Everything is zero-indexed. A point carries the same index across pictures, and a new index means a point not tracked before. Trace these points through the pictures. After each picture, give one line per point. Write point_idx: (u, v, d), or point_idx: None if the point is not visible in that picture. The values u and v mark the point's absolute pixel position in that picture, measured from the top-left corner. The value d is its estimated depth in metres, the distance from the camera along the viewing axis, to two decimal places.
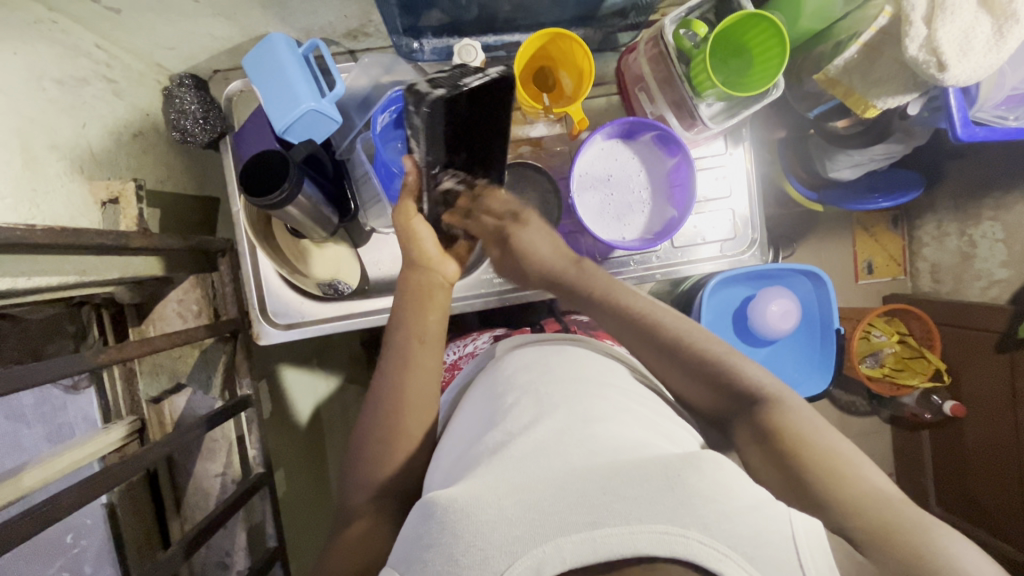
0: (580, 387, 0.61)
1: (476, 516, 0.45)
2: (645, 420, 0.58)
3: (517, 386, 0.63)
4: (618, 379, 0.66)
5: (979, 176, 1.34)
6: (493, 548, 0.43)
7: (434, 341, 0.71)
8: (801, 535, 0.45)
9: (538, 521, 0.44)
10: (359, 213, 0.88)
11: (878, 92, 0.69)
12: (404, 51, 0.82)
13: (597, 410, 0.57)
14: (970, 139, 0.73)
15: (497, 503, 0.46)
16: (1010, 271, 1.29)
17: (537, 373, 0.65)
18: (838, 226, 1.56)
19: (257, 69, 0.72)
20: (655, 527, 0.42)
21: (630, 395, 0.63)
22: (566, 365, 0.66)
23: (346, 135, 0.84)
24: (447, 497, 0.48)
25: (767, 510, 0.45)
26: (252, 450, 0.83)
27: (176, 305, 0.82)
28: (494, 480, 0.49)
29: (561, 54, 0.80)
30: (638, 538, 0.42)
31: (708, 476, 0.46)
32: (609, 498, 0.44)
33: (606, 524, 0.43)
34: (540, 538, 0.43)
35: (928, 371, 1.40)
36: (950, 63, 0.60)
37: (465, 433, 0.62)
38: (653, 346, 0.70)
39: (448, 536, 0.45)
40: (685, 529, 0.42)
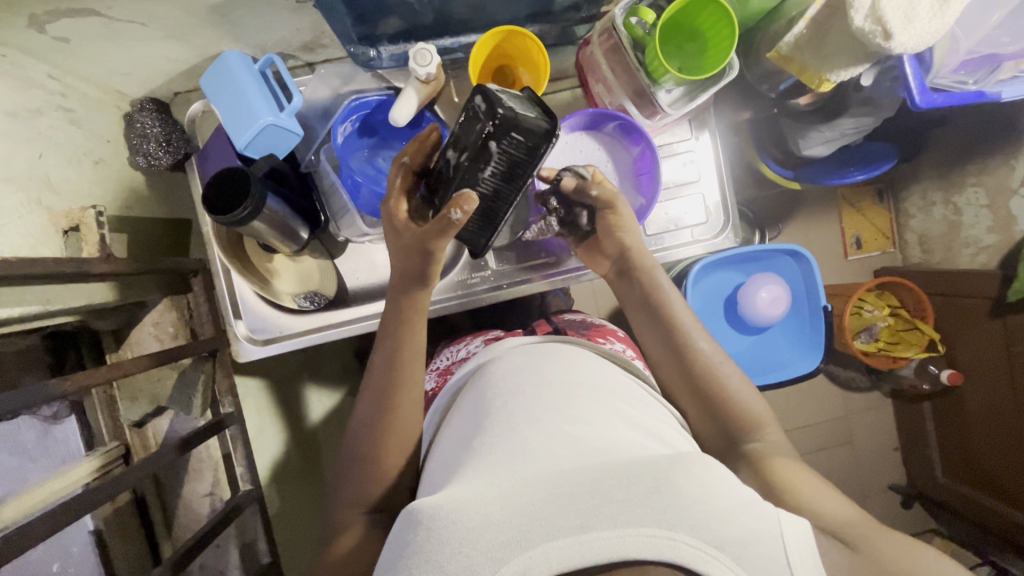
0: (571, 388, 0.61)
1: (462, 523, 0.45)
2: (629, 420, 0.59)
3: (504, 389, 0.62)
4: (608, 379, 0.66)
5: (961, 144, 1.50)
6: (480, 554, 0.43)
7: (416, 355, 0.72)
8: (788, 534, 0.47)
9: (525, 526, 0.44)
10: (330, 224, 0.89)
11: (831, 66, 0.67)
12: (362, 60, 0.82)
13: (584, 412, 0.57)
14: (929, 107, 0.73)
15: (483, 508, 0.46)
16: (997, 236, 1.45)
17: (522, 374, 0.64)
18: (826, 205, 1.69)
19: (215, 87, 0.74)
20: (642, 530, 0.43)
21: (616, 395, 0.63)
22: (555, 364, 0.66)
23: (310, 148, 0.84)
24: (433, 504, 0.48)
25: (756, 509, 0.47)
26: (238, 468, 0.83)
27: (152, 329, 0.82)
28: (480, 484, 0.49)
29: (517, 51, 0.80)
30: (625, 542, 0.42)
31: (693, 477, 0.47)
32: (597, 501, 0.45)
33: (594, 528, 0.43)
34: (526, 543, 0.43)
35: (921, 342, 1.54)
36: (895, 31, 0.59)
37: (457, 437, 0.61)
38: (686, 377, 0.74)
39: (435, 543, 0.45)
40: (673, 531, 0.43)
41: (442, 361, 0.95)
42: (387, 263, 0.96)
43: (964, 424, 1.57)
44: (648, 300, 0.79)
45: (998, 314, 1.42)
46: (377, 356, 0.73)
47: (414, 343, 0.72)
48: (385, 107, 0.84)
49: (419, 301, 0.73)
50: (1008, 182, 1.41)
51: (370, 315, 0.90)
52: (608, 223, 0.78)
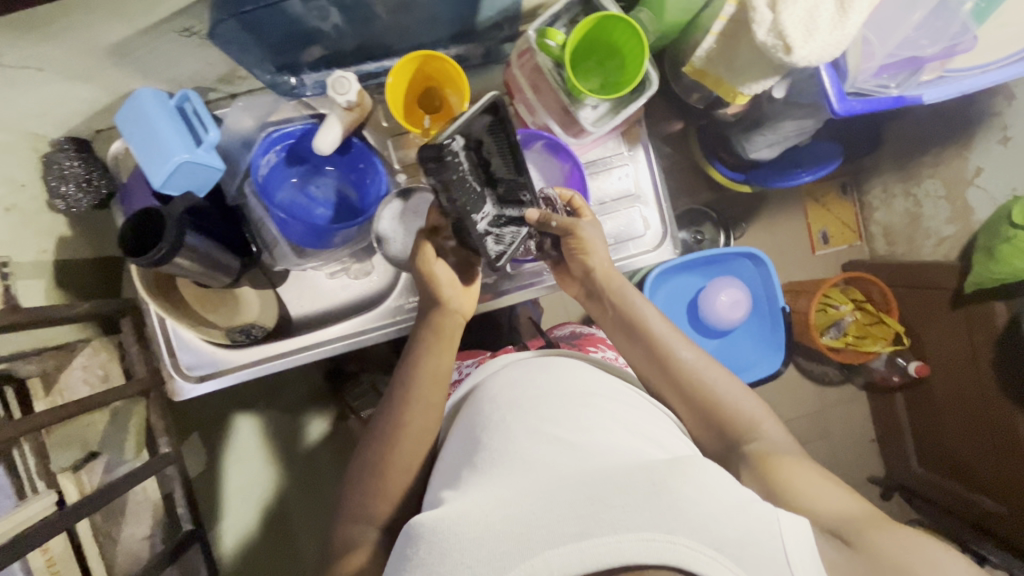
0: (568, 400, 0.65)
1: (466, 535, 0.49)
2: (631, 428, 0.63)
3: (502, 404, 0.65)
4: (606, 390, 0.69)
5: (918, 136, 1.52)
6: (483, 563, 0.47)
7: (437, 377, 0.72)
8: (787, 533, 0.51)
9: (526, 535, 0.48)
10: (265, 256, 0.87)
11: (743, 78, 0.67)
12: (286, 88, 0.83)
13: (584, 423, 0.61)
14: (848, 114, 0.73)
15: (486, 521, 0.50)
16: (956, 227, 1.46)
17: (519, 388, 0.67)
18: (790, 202, 1.69)
19: (127, 126, 0.72)
20: (642, 534, 0.46)
21: (616, 402, 0.67)
22: (551, 376, 0.69)
23: (235, 180, 0.82)
24: (436, 518, 0.52)
25: (753, 510, 0.51)
26: (180, 507, 0.82)
27: (81, 372, 0.80)
28: (481, 500, 0.53)
29: (438, 74, 0.80)
30: (624, 545, 0.45)
31: (689, 483, 0.52)
32: (596, 508, 0.49)
33: (595, 534, 0.46)
34: (529, 551, 0.46)
35: (887, 336, 1.54)
36: (794, 45, 0.59)
37: (459, 448, 0.65)
38: (680, 390, 0.74)
39: (442, 555, 0.49)
40: (673, 535, 0.46)
41: None
42: (328, 290, 0.95)
43: (935, 415, 1.57)
44: (623, 317, 0.79)
45: (959, 305, 1.42)
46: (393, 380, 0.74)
47: (433, 366, 0.72)
48: (309, 135, 0.83)
49: (436, 320, 0.76)
50: (963, 172, 1.42)
51: (309, 344, 0.89)
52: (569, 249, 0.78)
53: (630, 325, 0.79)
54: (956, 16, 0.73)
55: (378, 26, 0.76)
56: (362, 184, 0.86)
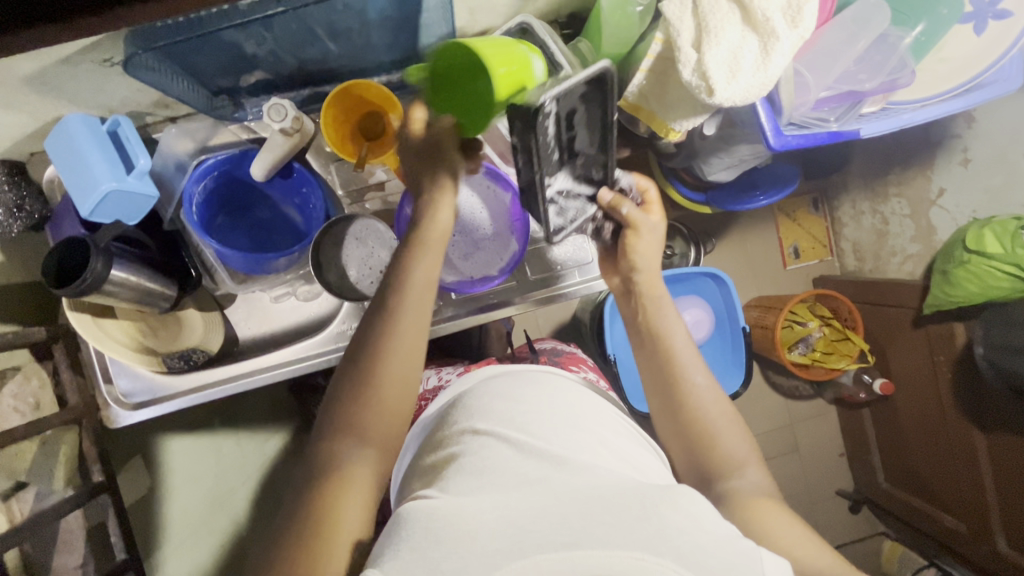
0: (563, 418, 0.67)
1: (459, 530, 0.52)
2: (619, 451, 0.66)
3: (497, 411, 0.67)
4: (598, 413, 0.72)
5: (883, 155, 1.52)
6: (476, 558, 0.50)
7: (413, 342, 0.66)
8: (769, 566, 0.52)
9: (519, 539, 0.51)
10: (206, 279, 0.87)
11: (676, 113, 0.66)
12: (225, 113, 0.82)
13: (577, 440, 0.64)
14: (784, 148, 0.72)
15: (480, 520, 0.53)
16: (920, 246, 1.47)
17: (515, 398, 0.68)
18: (760, 217, 1.69)
19: (56, 152, 0.71)
20: (633, 554, 0.49)
21: (605, 425, 0.70)
22: (546, 390, 0.71)
23: (171, 204, 0.81)
24: (430, 508, 0.55)
25: (740, 545, 0.53)
26: (114, 536, 0.81)
27: (11, 400, 0.78)
28: (478, 500, 0.55)
29: (378, 99, 0.79)
30: (614, 562, 0.48)
31: (680, 511, 0.54)
32: (589, 523, 0.51)
33: (585, 546, 0.49)
34: (520, 553, 0.49)
35: (853, 353, 1.54)
36: (717, 87, 0.58)
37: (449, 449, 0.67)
38: (684, 429, 0.71)
39: (433, 545, 0.51)
40: (661, 558, 0.49)
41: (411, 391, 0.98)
42: (276, 312, 0.95)
43: (899, 432, 1.58)
44: (646, 317, 0.77)
45: (921, 323, 1.43)
46: (380, 289, 0.67)
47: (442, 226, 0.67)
48: (249, 160, 0.82)
49: (424, 214, 0.67)
50: (926, 192, 1.43)
51: (252, 372, 0.88)
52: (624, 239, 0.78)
53: (648, 339, 0.76)
54: (893, 51, 0.74)
55: (316, 53, 0.76)
56: (304, 210, 0.85)
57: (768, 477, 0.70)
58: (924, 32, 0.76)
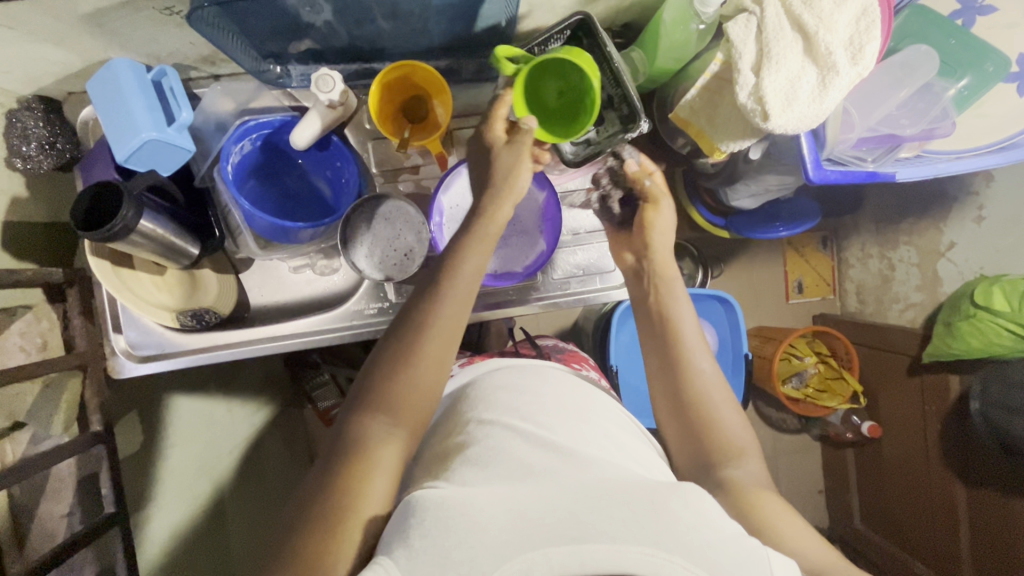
0: (568, 414, 0.66)
1: (467, 520, 0.49)
2: (625, 450, 0.65)
3: (503, 406, 0.66)
4: (605, 412, 0.71)
5: (895, 204, 1.54)
6: (484, 549, 0.47)
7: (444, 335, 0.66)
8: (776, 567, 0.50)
9: (526, 530, 0.48)
10: (228, 241, 0.86)
11: (723, 135, 0.67)
12: (269, 77, 0.80)
13: (582, 438, 0.63)
14: (821, 182, 0.74)
15: (487, 510, 0.50)
16: (924, 295, 1.49)
17: (517, 393, 0.68)
18: (769, 249, 1.70)
19: (99, 94, 0.70)
20: (642, 548, 0.46)
21: (610, 421, 0.69)
22: (549, 387, 0.71)
23: (206, 162, 0.81)
24: (436, 498, 0.52)
25: (748, 542, 0.51)
26: (104, 488, 0.79)
27: (18, 339, 0.77)
28: (483, 490, 0.53)
29: (426, 83, 0.79)
30: (624, 556, 0.45)
31: (689, 505, 0.51)
32: (596, 517, 0.49)
33: (593, 540, 0.46)
34: (528, 545, 0.46)
35: (846, 393, 1.56)
36: (773, 113, 0.59)
37: (453, 443, 0.65)
38: (680, 410, 0.72)
39: (437, 533, 0.49)
40: (670, 554, 0.46)
41: None
42: (291, 282, 0.94)
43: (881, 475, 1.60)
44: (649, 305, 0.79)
45: (916, 372, 1.45)
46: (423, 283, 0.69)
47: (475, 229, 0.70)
48: (288, 128, 0.81)
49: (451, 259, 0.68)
50: (936, 244, 1.45)
51: (262, 340, 0.87)
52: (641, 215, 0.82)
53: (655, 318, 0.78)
54: (938, 100, 0.76)
55: (369, 30, 0.75)
56: (336, 182, 0.85)
57: (762, 465, 0.69)
58: (968, 86, 0.78)
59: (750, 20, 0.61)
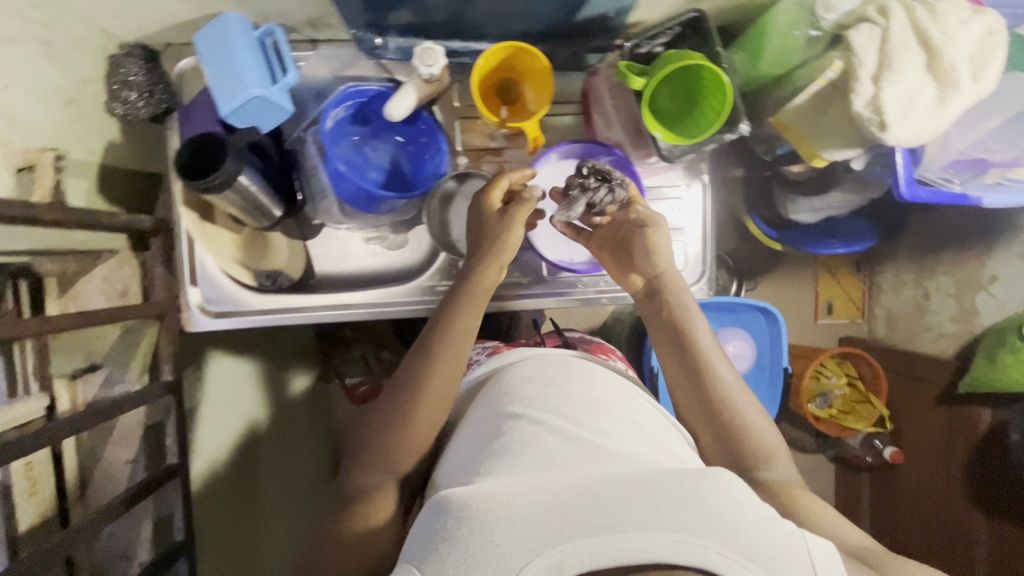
0: (590, 407, 0.65)
1: (494, 513, 0.47)
2: (645, 444, 0.62)
3: (525, 404, 0.64)
4: (633, 406, 0.69)
5: (935, 236, 1.52)
6: (513, 545, 0.44)
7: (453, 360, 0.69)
8: (814, 550, 0.48)
9: (554, 521, 0.45)
10: (307, 207, 0.85)
11: (826, 143, 0.68)
12: (366, 46, 0.80)
13: (606, 432, 0.59)
14: (912, 199, 0.74)
15: (514, 502, 0.47)
16: (959, 327, 1.44)
17: (542, 387, 0.68)
18: (801, 267, 1.69)
19: (208, 47, 0.71)
20: (671, 535, 0.44)
21: (630, 417, 0.66)
22: (569, 386, 0.69)
23: (299, 125, 0.81)
24: (463, 496, 0.49)
25: (781, 526, 0.48)
26: (170, 438, 0.80)
27: (101, 282, 0.78)
28: (508, 483, 0.50)
29: (524, 69, 0.79)
30: (656, 545, 0.43)
31: (720, 491, 0.48)
32: (626, 504, 0.46)
33: (624, 529, 0.44)
34: (558, 538, 0.44)
35: (872, 418, 1.56)
36: (891, 123, 0.60)
37: (473, 442, 0.64)
38: (704, 412, 0.71)
39: (464, 532, 0.46)
40: (703, 539, 0.43)
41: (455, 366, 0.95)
42: (359, 253, 0.92)
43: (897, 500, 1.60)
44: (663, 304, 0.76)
45: (945, 401, 1.45)
46: (425, 332, 0.72)
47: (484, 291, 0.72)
48: (382, 98, 0.82)
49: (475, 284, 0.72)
50: (976, 277, 1.42)
51: (332, 307, 0.87)
52: (642, 242, 0.76)
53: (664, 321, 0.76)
54: None
55: (471, 8, 0.75)
56: (417, 159, 0.85)
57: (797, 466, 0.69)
58: None
59: (873, 30, 0.61)
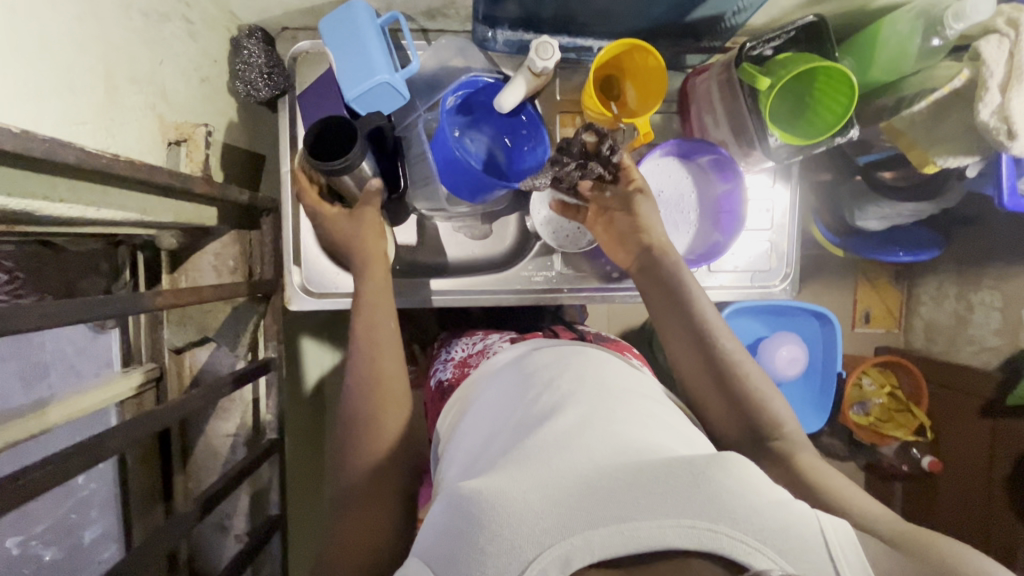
0: (602, 385, 0.56)
1: (501, 505, 0.42)
2: (669, 422, 0.55)
3: (540, 382, 0.57)
4: (638, 382, 0.61)
5: (980, 246, 1.41)
6: (523, 537, 0.40)
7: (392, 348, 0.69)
8: (827, 527, 0.43)
9: (565, 513, 0.41)
10: (408, 193, 0.87)
11: (939, 150, 0.71)
12: (479, 38, 0.83)
13: (622, 408, 0.53)
14: (1015, 209, 0.76)
15: (522, 494, 0.43)
16: (1001, 340, 1.36)
17: (558, 368, 0.59)
18: (845, 272, 1.62)
19: (335, 33, 0.72)
20: (682, 521, 0.40)
21: (661, 404, 0.58)
22: (588, 363, 0.61)
23: (408, 114, 0.83)
24: (472, 487, 0.45)
25: (794, 505, 0.43)
26: (269, 413, 0.82)
27: (212, 259, 0.79)
28: (517, 471, 0.46)
29: (635, 66, 0.80)
30: (666, 532, 0.40)
31: (733, 474, 0.44)
32: (636, 493, 0.42)
33: (635, 518, 0.40)
34: (569, 529, 0.40)
35: (913, 425, 1.47)
36: (1020, 132, 0.62)
37: (484, 424, 0.58)
38: (710, 380, 0.66)
39: (476, 525, 0.42)
40: (715, 524, 0.40)
41: (456, 351, 0.85)
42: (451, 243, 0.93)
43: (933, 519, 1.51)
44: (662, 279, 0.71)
45: (989, 413, 1.37)
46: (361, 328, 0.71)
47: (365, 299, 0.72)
48: (491, 90, 0.83)
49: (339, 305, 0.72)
50: None
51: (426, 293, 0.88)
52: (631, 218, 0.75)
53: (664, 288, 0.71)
54: None
55: (591, 5, 0.77)
56: (517, 151, 0.85)
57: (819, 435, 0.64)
58: None
59: (1003, 41, 0.63)
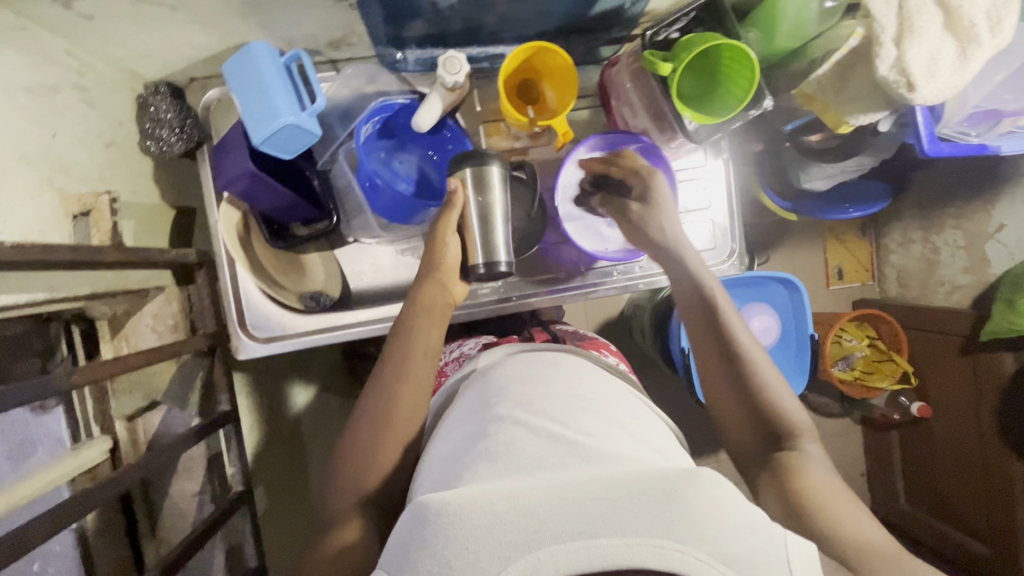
0: (579, 399, 0.56)
1: (469, 519, 0.42)
2: (637, 431, 0.55)
3: (515, 395, 0.57)
4: (618, 393, 0.61)
5: (941, 186, 1.42)
6: (488, 551, 0.40)
7: (425, 355, 0.66)
8: (794, 556, 0.42)
9: (533, 528, 0.41)
10: (342, 224, 0.87)
11: (851, 109, 0.74)
12: (388, 60, 0.82)
13: (595, 421, 0.53)
14: (936, 154, 0.77)
15: (490, 506, 0.43)
16: (972, 277, 1.37)
17: (535, 381, 0.58)
18: (811, 232, 1.61)
19: (236, 79, 0.71)
20: (650, 540, 0.39)
21: (628, 411, 0.58)
22: (565, 374, 0.60)
23: (328, 147, 0.83)
24: (442, 498, 0.44)
25: (765, 531, 0.43)
26: (232, 467, 0.82)
27: (150, 320, 0.79)
28: (490, 484, 0.45)
29: (546, 68, 0.80)
30: (633, 551, 0.39)
31: (705, 494, 0.43)
32: (605, 509, 0.42)
33: (602, 535, 0.40)
34: (535, 544, 0.40)
35: (896, 374, 1.45)
36: (918, 83, 0.62)
37: (457, 434, 0.57)
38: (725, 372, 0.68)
39: (441, 538, 0.42)
40: (680, 544, 0.39)
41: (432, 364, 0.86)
42: (392, 266, 0.92)
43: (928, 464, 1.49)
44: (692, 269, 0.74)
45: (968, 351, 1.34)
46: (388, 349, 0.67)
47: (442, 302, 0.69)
48: (408, 111, 0.82)
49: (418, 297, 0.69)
50: (985, 227, 1.33)
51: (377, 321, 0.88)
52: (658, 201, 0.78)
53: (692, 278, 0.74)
54: None
55: (492, 13, 0.76)
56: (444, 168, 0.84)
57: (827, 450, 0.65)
58: None
59: None
